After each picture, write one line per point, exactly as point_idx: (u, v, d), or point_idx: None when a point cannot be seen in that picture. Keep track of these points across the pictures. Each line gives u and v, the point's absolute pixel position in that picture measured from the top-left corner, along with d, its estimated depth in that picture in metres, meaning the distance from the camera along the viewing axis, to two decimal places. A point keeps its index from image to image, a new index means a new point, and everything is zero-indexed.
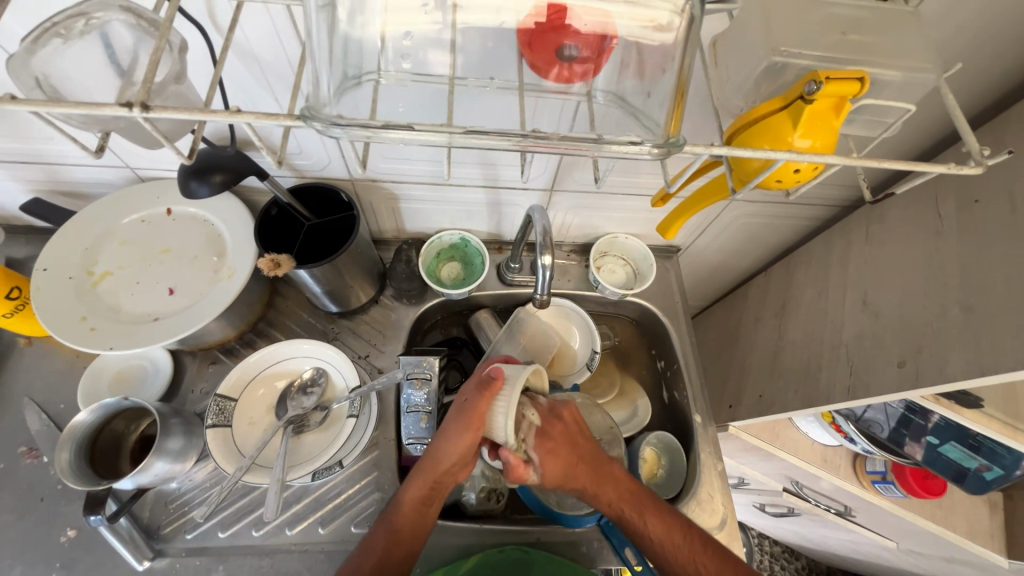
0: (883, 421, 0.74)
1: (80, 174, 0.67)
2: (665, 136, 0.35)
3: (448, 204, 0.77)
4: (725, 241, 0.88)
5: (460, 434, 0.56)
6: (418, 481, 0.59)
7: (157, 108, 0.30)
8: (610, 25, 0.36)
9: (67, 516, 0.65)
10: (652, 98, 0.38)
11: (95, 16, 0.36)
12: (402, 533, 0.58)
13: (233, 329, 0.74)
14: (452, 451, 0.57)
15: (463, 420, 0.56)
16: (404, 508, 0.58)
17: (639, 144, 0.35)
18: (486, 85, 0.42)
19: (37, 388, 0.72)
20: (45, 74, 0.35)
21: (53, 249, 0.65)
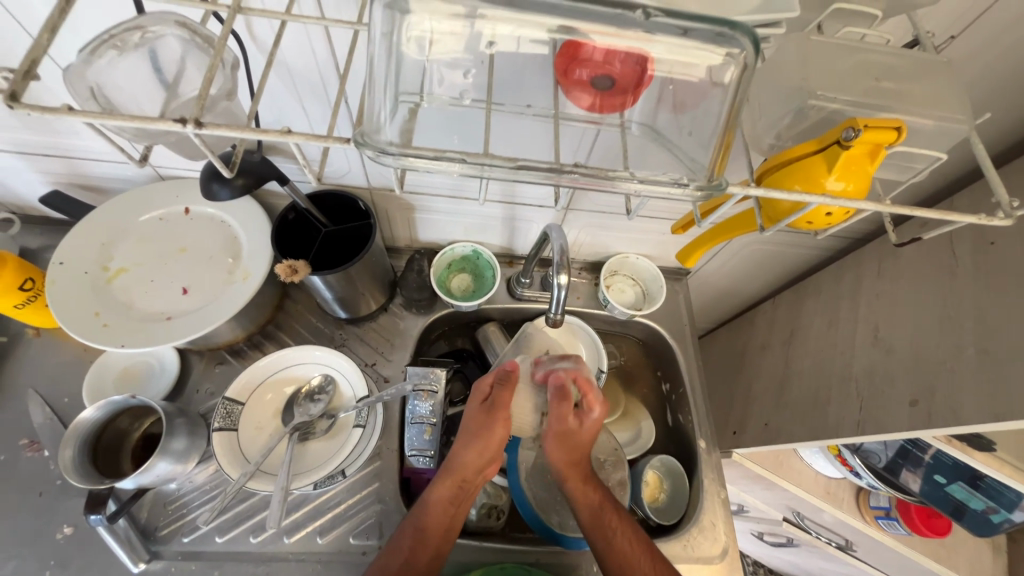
0: (881, 450, 0.74)
1: (101, 169, 0.68)
2: (710, 178, 0.36)
3: (463, 217, 0.78)
4: (735, 266, 0.88)
5: (488, 431, 0.61)
6: (447, 483, 0.60)
7: (209, 125, 0.31)
8: (642, 53, 0.34)
9: (65, 512, 0.64)
10: (692, 134, 0.38)
11: (150, 30, 0.36)
12: (431, 535, 0.58)
13: (242, 330, 0.74)
14: (479, 452, 0.61)
15: (495, 416, 0.62)
16: (432, 513, 0.59)
17: (681, 186, 0.35)
18: (523, 112, 0.43)
19: (43, 380, 0.72)
20: (98, 84, 0.36)
21: (72, 243, 0.66)
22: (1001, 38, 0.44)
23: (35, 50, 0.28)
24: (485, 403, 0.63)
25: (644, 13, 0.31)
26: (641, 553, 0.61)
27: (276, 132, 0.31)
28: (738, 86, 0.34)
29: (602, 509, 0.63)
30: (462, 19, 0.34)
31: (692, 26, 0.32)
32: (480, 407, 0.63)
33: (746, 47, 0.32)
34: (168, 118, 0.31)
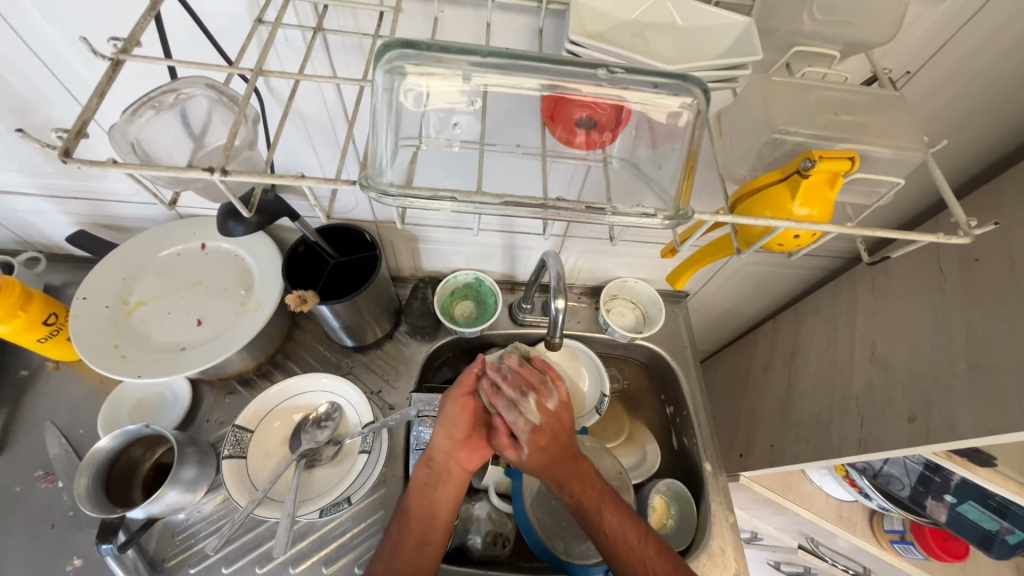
0: (902, 477, 0.75)
1: (124, 210, 0.73)
2: (676, 207, 0.38)
3: (465, 246, 0.82)
4: (732, 288, 0.90)
5: (451, 413, 0.62)
6: (423, 466, 0.62)
7: (234, 173, 0.34)
8: (619, 103, 0.37)
9: (77, 543, 0.65)
10: (662, 169, 0.41)
11: (184, 92, 0.40)
12: (413, 523, 0.59)
13: (252, 360, 0.77)
14: (445, 432, 0.62)
15: (453, 398, 0.63)
16: (412, 500, 0.61)
17: (651, 215, 0.38)
18: (513, 150, 0.47)
19: (60, 412, 0.74)
20: (138, 140, 0.40)
21: (95, 279, 0.69)
22: (958, 71, 0.48)
23: (86, 114, 0.32)
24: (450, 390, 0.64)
25: (607, 71, 0.36)
26: (617, 533, 0.61)
27: (292, 177, 0.34)
28: (693, 127, 0.37)
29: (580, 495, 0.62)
30: (460, 82, 0.36)
31: (663, 81, 0.36)
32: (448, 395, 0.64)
33: (695, 92, 0.36)
34: (199, 168, 0.34)
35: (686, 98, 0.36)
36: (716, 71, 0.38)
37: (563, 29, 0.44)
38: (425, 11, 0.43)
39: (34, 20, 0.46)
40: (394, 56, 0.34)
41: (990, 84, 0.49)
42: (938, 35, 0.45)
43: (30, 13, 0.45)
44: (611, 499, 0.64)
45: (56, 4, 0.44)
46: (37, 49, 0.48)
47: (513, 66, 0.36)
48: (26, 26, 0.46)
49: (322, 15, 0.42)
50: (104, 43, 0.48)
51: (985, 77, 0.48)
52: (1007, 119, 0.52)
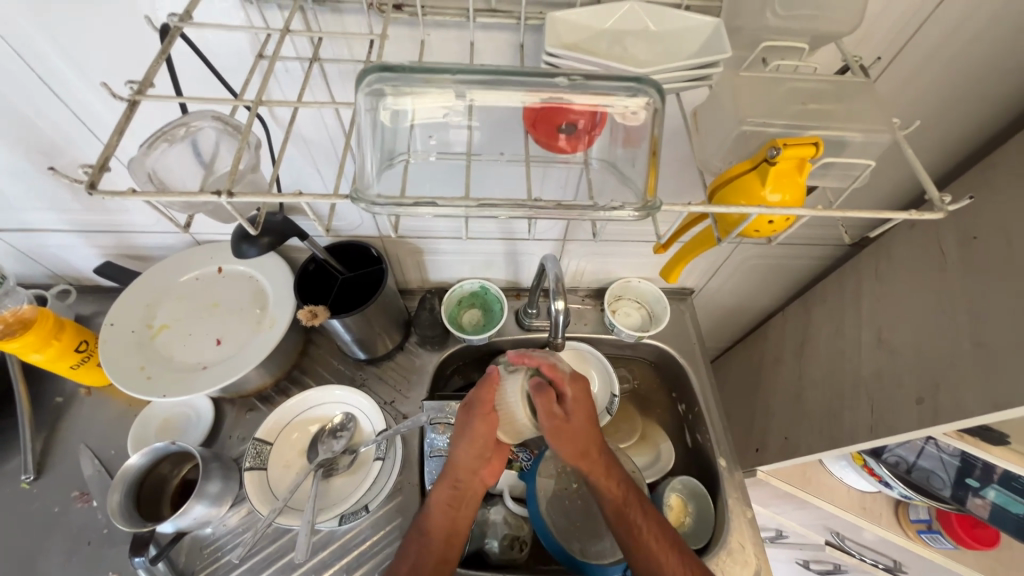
0: (941, 471, 0.73)
1: (145, 239, 0.77)
2: (644, 200, 0.40)
3: (468, 255, 0.84)
4: (737, 282, 0.90)
5: (472, 432, 0.61)
6: (444, 484, 0.63)
7: (239, 194, 0.37)
8: (600, 111, 0.39)
9: (112, 559, 0.68)
10: (635, 166, 0.43)
11: (192, 125, 0.44)
12: (434, 540, 0.61)
13: (270, 376, 0.80)
14: (470, 451, 0.61)
15: (473, 416, 0.61)
16: (432, 516, 0.62)
17: (620, 208, 0.40)
18: (497, 158, 0.48)
19: (93, 435, 0.78)
20: (154, 170, 0.43)
21: (122, 306, 0.73)
22: (933, 54, 0.49)
23: (106, 151, 0.35)
24: (466, 407, 0.62)
25: (569, 80, 0.37)
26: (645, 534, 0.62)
27: (291, 195, 0.37)
28: (651, 124, 0.40)
29: (613, 498, 0.64)
30: (454, 98, 0.39)
31: (629, 85, 0.38)
32: (465, 412, 0.62)
33: (652, 94, 0.38)
34: (208, 192, 0.37)
35: (644, 98, 0.38)
36: (689, 69, 0.40)
37: (542, 43, 0.46)
38: (412, 35, 0.46)
39: (59, 68, 0.50)
40: (374, 79, 0.36)
41: (966, 64, 0.50)
42: (909, 21, 0.47)
43: (56, 64, 0.50)
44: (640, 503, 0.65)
45: (79, 54, 0.49)
46: (63, 95, 0.53)
47: (493, 80, 0.38)
48: (52, 76, 0.51)
49: (317, 46, 0.46)
50: (121, 86, 0.52)
51: (961, 58, 0.49)
52: (990, 97, 0.53)
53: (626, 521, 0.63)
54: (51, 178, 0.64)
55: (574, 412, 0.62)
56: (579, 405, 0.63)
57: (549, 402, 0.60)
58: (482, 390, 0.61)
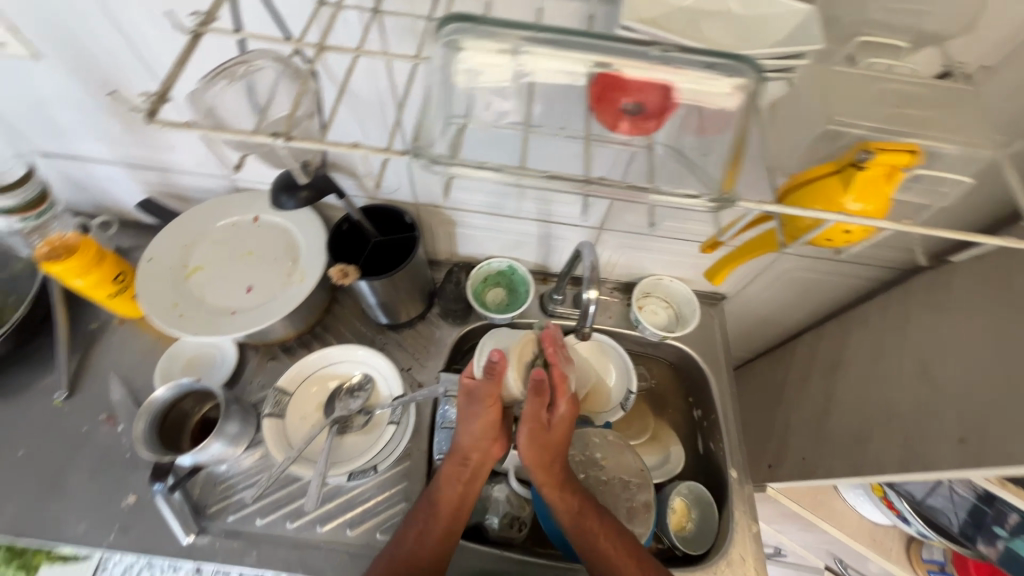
0: (951, 510, 0.71)
1: (187, 180, 0.78)
2: (722, 192, 0.39)
3: (501, 233, 0.83)
4: (772, 294, 0.87)
5: (480, 413, 0.62)
6: (450, 461, 0.64)
7: (295, 138, 0.36)
8: (670, 87, 0.37)
9: (132, 482, 0.72)
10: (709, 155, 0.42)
11: (253, 64, 0.43)
12: (442, 512, 0.62)
13: (294, 330, 0.81)
14: (480, 431, 0.62)
15: (478, 397, 0.61)
16: (442, 489, 0.63)
17: (695, 198, 0.38)
18: (557, 133, 0.46)
19: (122, 364, 0.81)
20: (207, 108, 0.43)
21: (160, 244, 0.75)
22: None
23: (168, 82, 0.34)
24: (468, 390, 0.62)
25: (660, 50, 0.36)
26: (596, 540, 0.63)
27: (347, 148, 0.36)
28: (745, 109, 0.38)
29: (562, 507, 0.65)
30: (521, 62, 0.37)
31: (724, 62, 0.36)
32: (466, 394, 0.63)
33: (748, 75, 0.36)
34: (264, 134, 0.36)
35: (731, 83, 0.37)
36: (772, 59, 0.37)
37: (613, 16, 0.44)
38: None
39: None
40: (451, 29, 0.36)
41: None
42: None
43: None
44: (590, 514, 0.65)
45: None
46: (123, 26, 0.53)
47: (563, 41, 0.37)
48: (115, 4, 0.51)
49: None
50: (182, 19, 0.52)
51: None
52: None
53: (581, 529, 0.63)
54: (106, 109, 0.65)
55: (556, 424, 0.64)
56: (563, 422, 0.64)
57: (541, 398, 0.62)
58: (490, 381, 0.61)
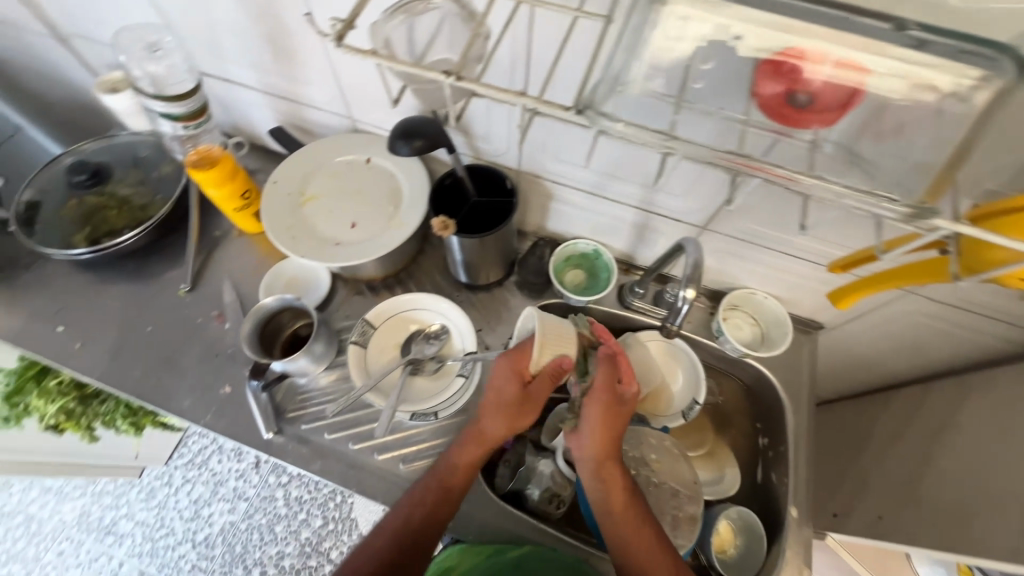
0: None
1: (315, 115, 0.84)
2: (921, 202, 0.36)
3: (596, 214, 0.81)
4: (881, 334, 0.79)
5: (516, 415, 0.63)
6: (466, 443, 0.66)
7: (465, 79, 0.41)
8: (859, 79, 0.36)
9: (230, 375, 0.81)
10: (898, 161, 0.38)
11: None
12: (448, 493, 0.65)
13: (382, 271, 0.86)
14: (505, 429, 0.63)
15: (518, 394, 0.62)
16: (452, 472, 0.65)
17: (874, 204, 0.36)
18: (712, 113, 0.42)
19: (235, 271, 0.91)
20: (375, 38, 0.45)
21: (285, 170, 0.82)
22: None
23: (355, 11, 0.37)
24: (515, 386, 0.62)
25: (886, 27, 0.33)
26: (639, 545, 0.60)
27: (511, 92, 0.40)
28: (962, 117, 0.35)
29: (614, 501, 0.62)
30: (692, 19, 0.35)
31: (972, 48, 0.33)
32: (512, 390, 0.62)
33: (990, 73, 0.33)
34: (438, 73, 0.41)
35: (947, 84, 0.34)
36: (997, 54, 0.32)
37: None
38: None
39: None
40: None
41: None
42: None
43: None
44: (637, 509, 0.63)
45: None
46: None
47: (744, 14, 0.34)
48: None
49: None
50: None
51: None
52: None
53: (626, 522, 0.62)
54: (265, 37, 0.71)
55: (627, 407, 0.64)
56: (630, 406, 0.64)
57: (613, 378, 0.63)
58: (545, 382, 0.60)
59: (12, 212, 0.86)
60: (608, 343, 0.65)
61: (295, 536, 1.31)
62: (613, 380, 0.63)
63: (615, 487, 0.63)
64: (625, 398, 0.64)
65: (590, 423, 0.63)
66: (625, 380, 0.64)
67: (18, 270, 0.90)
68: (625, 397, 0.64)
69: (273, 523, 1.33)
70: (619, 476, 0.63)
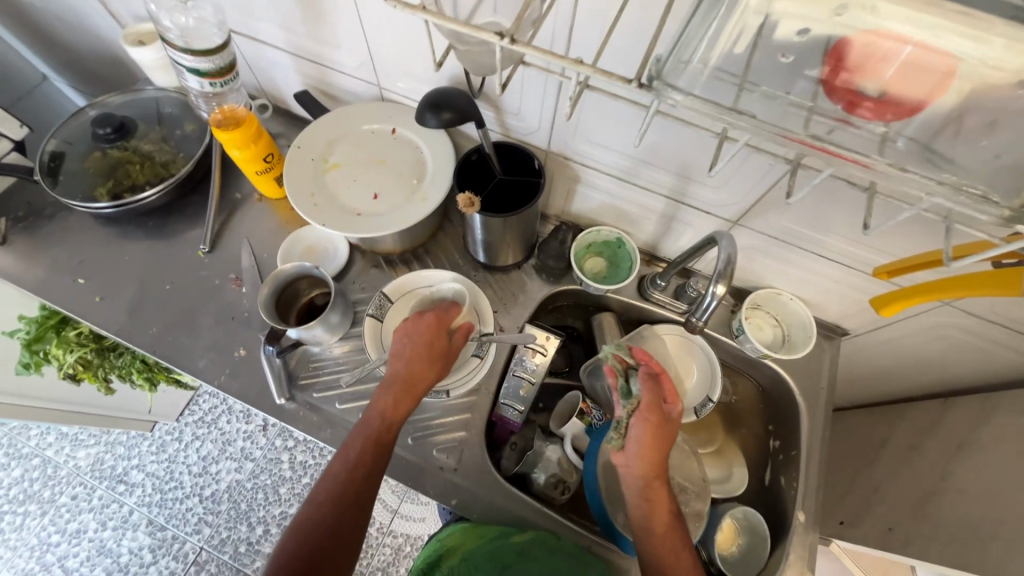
0: None
1: (341, 80, 0.82)
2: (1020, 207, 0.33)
3: (622, 202, 0.79)
4: (907, 344, 0.76)
5: (441, 361, 0.66)
6: (393, 393, 0.63)
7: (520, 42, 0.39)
8: (947, 66, 0.33)
9: (244, 338, 0.82)
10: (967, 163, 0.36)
11: None
12: (378, 447, 0.61)
13: (401, 245, 0.85)
14: (431, 374, 0.65)
15: (443, 341, 0.66)
16: (379, 423, 0.62)
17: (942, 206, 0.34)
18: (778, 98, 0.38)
19: (254, 236, 0.90)
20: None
21: (310, 135, 0.80)
22: None
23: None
24: (440, 335, 0.66)
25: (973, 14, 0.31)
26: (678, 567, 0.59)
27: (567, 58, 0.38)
28: None
29: (655, 523, 0.60)
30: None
31: None
32: (439, 337, 0.66)
33: None
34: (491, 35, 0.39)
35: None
36: None
37: None
38: None
39: None
40: None
41: None
42: None
43: None
44: (676, 531, 0.61)
45: None
46: None
47: None
48: None
49: None
50: None
51: None
52: None
53: (668, 545, 0.60)
54: None
55: (671, 428, 0.63)
56: (674, 427, 0.63)
57: (659, 397, 0.62)
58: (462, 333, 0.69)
59: (35, 161, 0.86)
60: (650, 364, 0.66)
61: (297, 499, 1.35)
62: (659, 400, 0.62)
63: (659, 510, 0.61)
64: (669, 418, 0.63)
65: (637, 441, 0.61)
66: (669, 400, 0.64)
67: (41, 221, 0.90)
68: (670, 416, 0.63)
69: (278, 484, 1.36)
70: (665, 499, 0.61)
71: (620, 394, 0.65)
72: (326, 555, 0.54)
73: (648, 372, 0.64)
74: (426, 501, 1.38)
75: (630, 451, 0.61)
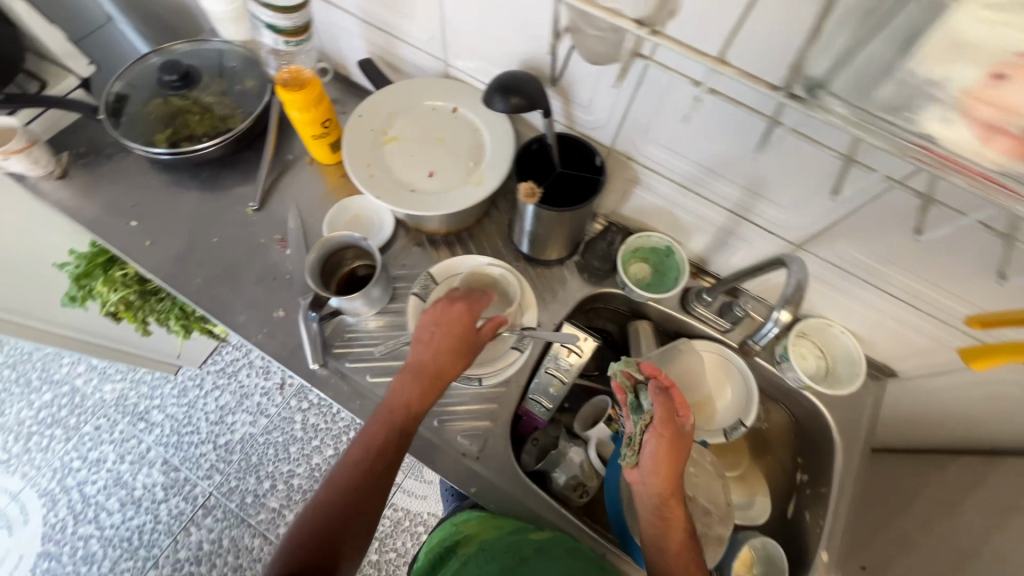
0: None
1: (408, 53, 0.81)
2: None
3: (680, 210, 0.77)
4: (960, 395, 0.73)
5: (466, 353, 0.66)
6: (419, 385, 0.64)
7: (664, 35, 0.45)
8: None
9: (283, 300, 0.83)
10: None
11: None
12: (400, 432, 0.62)
13: (446, 227, 0.84)
14: (456, 365, 0.66)
15: (469, 334, 0.66)
16: (401, 408, 0.63)
17: None
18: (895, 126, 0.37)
19: (301, 199, 0.90)
20: None
21: (371, 105, 0.79)
22: None
23: None
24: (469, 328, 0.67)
25: None
26: None
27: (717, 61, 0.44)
28: None
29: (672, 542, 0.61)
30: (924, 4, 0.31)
31: None
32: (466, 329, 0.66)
33: None
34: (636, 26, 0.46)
35: None
36: None
37: None
38: None
39: None
40: None
41: None
42: None
43: None
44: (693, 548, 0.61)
45: None
46: None
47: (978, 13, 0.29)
48: None
49: None
50: None
51: None
52: None
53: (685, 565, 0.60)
54: None
55: (684, 443, 0.62)
56: (687, 443, 0.63)
57: (670, 412, 0.62)
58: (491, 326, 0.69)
59: (100, 100, 0.87)
60: (660, 379, 0.64)
61: (307, 460, 1.37)
62: (671, 416, 0.61)
63: (676, 527, 0.61)
64: (682, 433, 0.62)
65: (652, 458, 0.61)
66: (680, 414, 0.63)
67: (100, 159, 0.92)
68: (681, 430, 0.62)
69: (289, 443, 1.39)
70: (682, 517, 0.62)
71: (630, 410, 0.64)
72: (345, 535, 0.56)
73: (659, 387, 0.63)
74: (429, 479, 1.40)
75: (645, 468, 0.62)
